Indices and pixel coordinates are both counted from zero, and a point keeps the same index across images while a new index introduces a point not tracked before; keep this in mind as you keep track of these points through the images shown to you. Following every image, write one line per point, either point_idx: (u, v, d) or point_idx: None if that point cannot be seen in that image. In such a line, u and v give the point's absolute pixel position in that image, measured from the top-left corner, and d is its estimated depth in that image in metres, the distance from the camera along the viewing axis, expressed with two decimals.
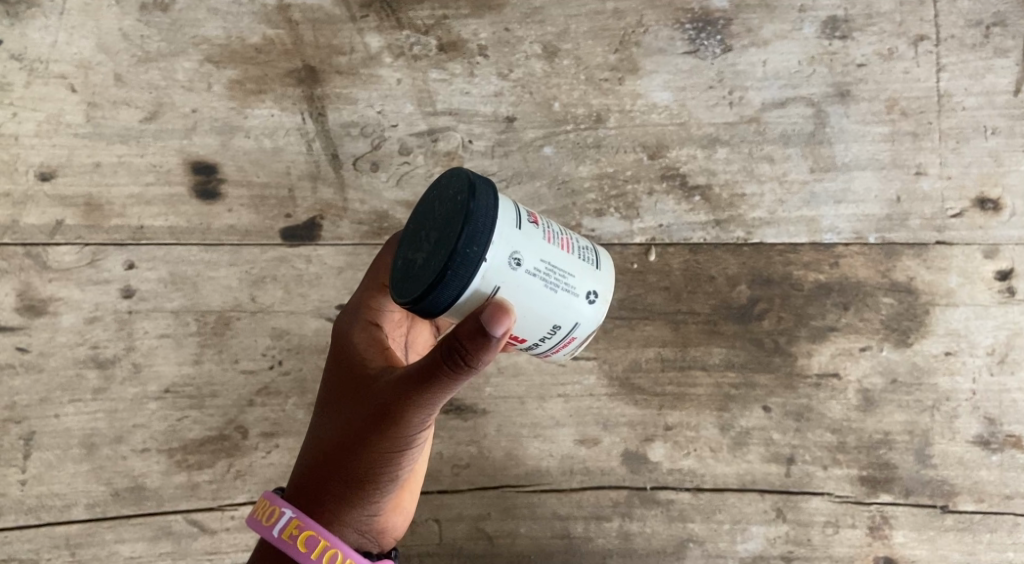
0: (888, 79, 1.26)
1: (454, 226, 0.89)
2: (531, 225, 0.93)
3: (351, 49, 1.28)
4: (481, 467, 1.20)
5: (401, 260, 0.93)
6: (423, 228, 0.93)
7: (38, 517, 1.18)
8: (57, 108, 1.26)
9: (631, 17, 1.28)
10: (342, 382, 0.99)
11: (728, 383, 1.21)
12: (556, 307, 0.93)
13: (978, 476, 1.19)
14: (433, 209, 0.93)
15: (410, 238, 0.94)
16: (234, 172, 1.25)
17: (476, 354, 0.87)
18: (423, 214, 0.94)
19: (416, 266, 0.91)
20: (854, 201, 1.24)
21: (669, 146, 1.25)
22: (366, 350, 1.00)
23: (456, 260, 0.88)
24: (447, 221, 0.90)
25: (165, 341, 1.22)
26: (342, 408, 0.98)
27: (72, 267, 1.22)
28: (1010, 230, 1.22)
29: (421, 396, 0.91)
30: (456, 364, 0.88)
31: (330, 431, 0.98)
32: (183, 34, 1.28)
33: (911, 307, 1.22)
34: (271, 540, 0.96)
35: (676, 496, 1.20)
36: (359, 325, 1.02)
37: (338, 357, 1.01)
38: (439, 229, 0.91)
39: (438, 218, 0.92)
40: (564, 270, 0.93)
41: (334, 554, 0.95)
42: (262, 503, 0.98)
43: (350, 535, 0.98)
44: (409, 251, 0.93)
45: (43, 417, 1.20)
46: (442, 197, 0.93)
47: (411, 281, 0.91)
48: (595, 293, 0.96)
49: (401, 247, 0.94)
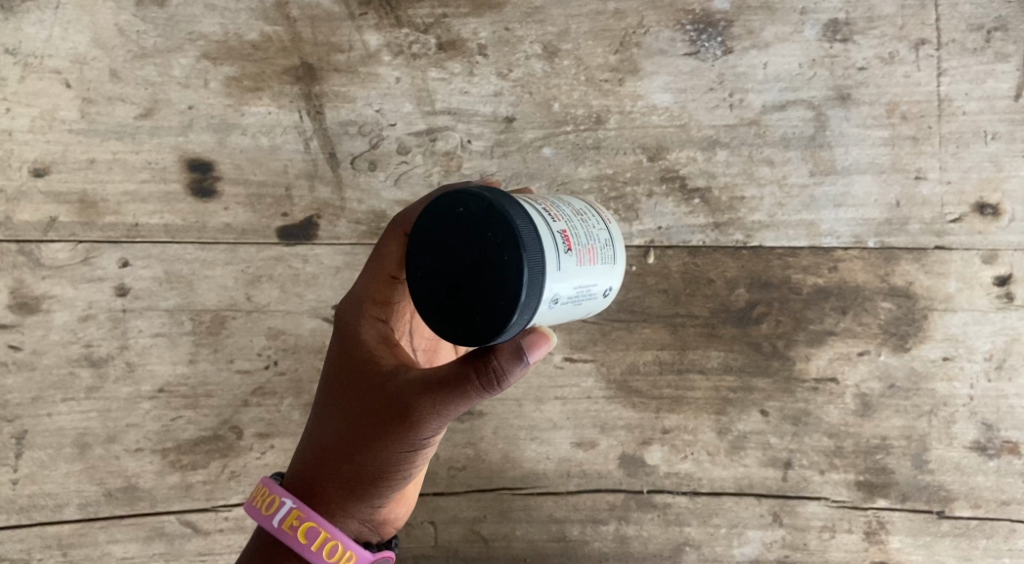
0: (889, 83, 1.25)
1: (508, 289, 0.86)
2: (567, 253, 0.90)
3: (350, 47, 1.26)
4: (478, 469, 1.20)
5: (438, 296, 0.89)
6: (466, 270, 0.88)
7: (31, 516, 1.18)
8: (51, 104, 1.24)
9: (632, 17, 1.27)
10: (348, 379, 0.96)
11: (726, 387, 1.21)
12: (582, 314, 0.95)
13: (975, 482, 1.19)
14: (471, 250, 0.88)
15: (440, 273, 0.89)
16: (231, 170, 1.24)
17: (509, 373, 0.88)
18: (450, 250, 0.89)
19: (454, 312, 0.88)
20: (854, 205, 1.23)
21: (669, 148, 1.25)
22: (375, 347, 0.96)
23: (509, 322, 0.86)
24: (492, 273, 0.87)
25: (159, 340, 1.21)
26: (348, 404, 0.96)
27: (66, 265, 1.21)
28: (1009, 236, 1.22)
29: (441, 404, 0.90)
30: (488, 380, 0.88)
31: (336, 427, 0.96)
32: (179, 29, 1.26)
33: (910, 312, 1.21)
34: (270, 530, 0.96)
35: (673, 500, 1.19)
36: (366, 320, 0.98)
37: (344, 353, 0.97)
38: (488, 282, 0.87)
39: (486, 267, 0.87)
40: (591, 285, 0.92)
41: (334, 546, 0.95)
42: (262, 491, 0.98)
43: (353, 525, 0.98)
44: (438, 289, 0.89)
45: (36, 416, 1.19)
46: (489, 242, 0.87)
47: (448, 325, 0.89)
48: (613, 287, 0.96)
49: (435, 279, 0.89)
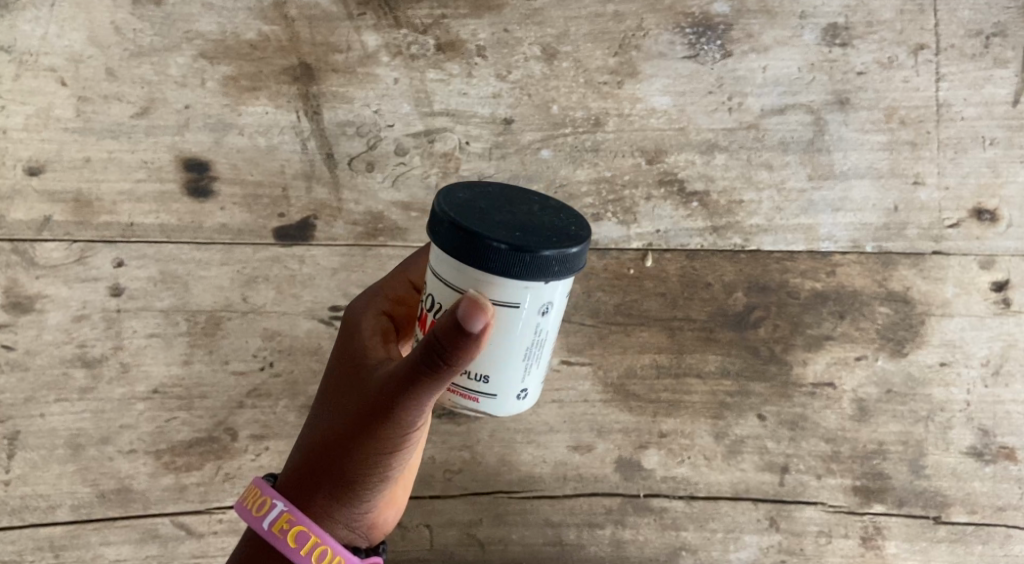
0: (888, 88, 1.24)
1: (563, 239, 0.87)
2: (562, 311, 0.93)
3: (348, 47, 1.26)
4: (474, 472, 1.19)
5: (490, 214, 0.88)
6: (531, 216, 0.89)
7: (22, 518, 1.17)
8: (47, 102, 1.23)
9: (631, 20, 1.26)
10: (342, 372, 0.98)
11: (723, 391, 1.20)
12: (506, 366, 0.91)
13: (971, 488, 1.19)
14: (545, 211, 0.91)
15: (503, 208, 0.90)
16: (227, 170, 1.23)
17: (453, 348, 0.82)
18: (514, 200, 0.91)
19: (501, 228, 0.86)
20: (852, 210, 1.23)
21: (668, 151, 1.24)
22: (370, 338, 0.99)
23: (546, 255, 0.85)
24: (553, 228, 0.88)
25: (154, 341, 1.20)
26: (338, 398, 0.97)
27: (60, 264, 1.20)
28: (1006, 241, 1.22)
29: (406, 392, 0.88)
30: (439, 362, 0.84)
31: (326, 422, 0.97)
32: (176, 29, 1.25)
33: (907, 317, 1.21)
34: (260, 531, 0.96)
35: (670, 504, 1.19)
36: (368, 316, 1.02)
37: (343, 347, 1.00)
38: (548, 228, 0.88)
39: (551, 223, 0.89)
40: (540, 355, 0.92)
41: (323, 551, 0.95)
42: (254, 492, 0.98)
43: (340, 530, 0.97)
44: (489, 214, 0.88)
45: (28, 417, 1.18)
46: (563, 216, 0.91)
47: (489, 232, 0.85)
48: (526, 391, 0.93)
49: (496, 208, 0.89)
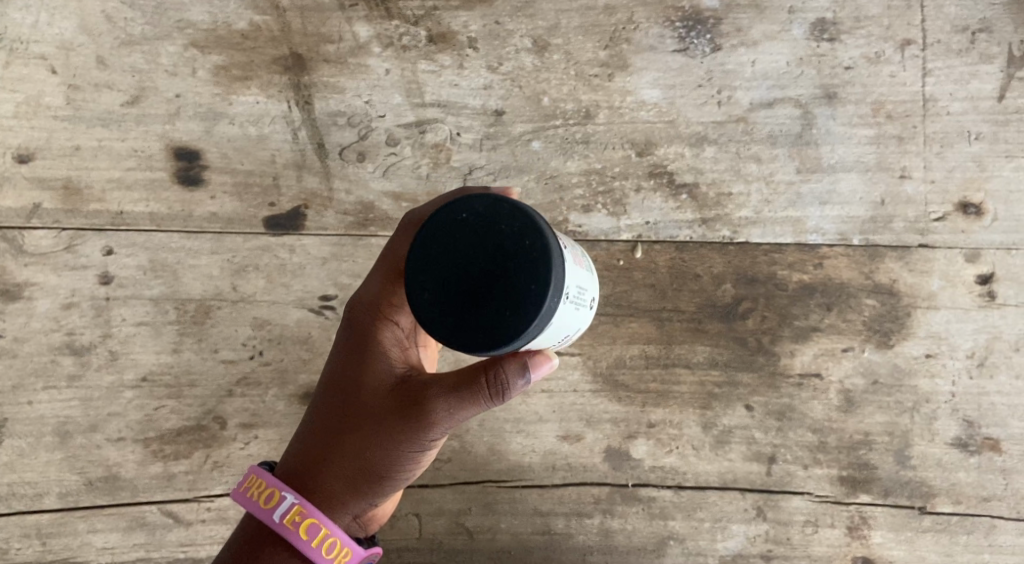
0: (875, 82, 1.26)
1: (527, 310, 0.84)
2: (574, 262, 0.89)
3: (340, 38, 1.27)
4: (463, 461, 1.20)
5: (448, 293, 0.85)
6: (490, 276, 0.85)
7: (10, 506, 1.18)
8: (36, 90, 1.24)
9: (622, 13, 1.28)
10: (357, 372, 0.97)
11: (711, 381, 1.21)
12: (575, 322, 0.91)
13: (956, 479, 1.19)
14: (500, 262, 0.85)
15: (456, 273, 0.85)
16: (218, 159, 1.24)
17: (512, 387, 0.90)
18: (468, 251, 0.85)
19: (466, 315, 0.85)
20: (839, 203, 1.24)
21: (658, 143, 1.25)
22: (391, 346, 0.97)
23: (517, 338, 0.84)
24: (516, 288, 0.84)
25: (143, 329, 1.20)
26: (353, 397, 0.97)
27: (49, 251, 1.21)
28: (992, 235, 1.23)
29: (448, 413, 0.93)
30: (494, 394, 0.91)
31: (341, 419, 0.98)
32: (168, 18, 1.26)
33: (893, 309, 1.22)
34: (270, 524, 0.96)
35: (657, 494, 1.20)
36: (382, 315, 0.98)
37: (356, 346, 0.98)
38: (510, 292, 0.84)
39: (513, 283, 0.84)
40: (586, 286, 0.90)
41: (334, 543, 0.96)
42: (259, 486, 0.97)
43: (344, 520, 0.98)
44: (455, 290, 0.85)
45: (16, 405, 1.19)
46: (526, 264, 0.84)
47: (462, 332, 0.85)
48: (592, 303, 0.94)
49: (450, 280, 0.85)
